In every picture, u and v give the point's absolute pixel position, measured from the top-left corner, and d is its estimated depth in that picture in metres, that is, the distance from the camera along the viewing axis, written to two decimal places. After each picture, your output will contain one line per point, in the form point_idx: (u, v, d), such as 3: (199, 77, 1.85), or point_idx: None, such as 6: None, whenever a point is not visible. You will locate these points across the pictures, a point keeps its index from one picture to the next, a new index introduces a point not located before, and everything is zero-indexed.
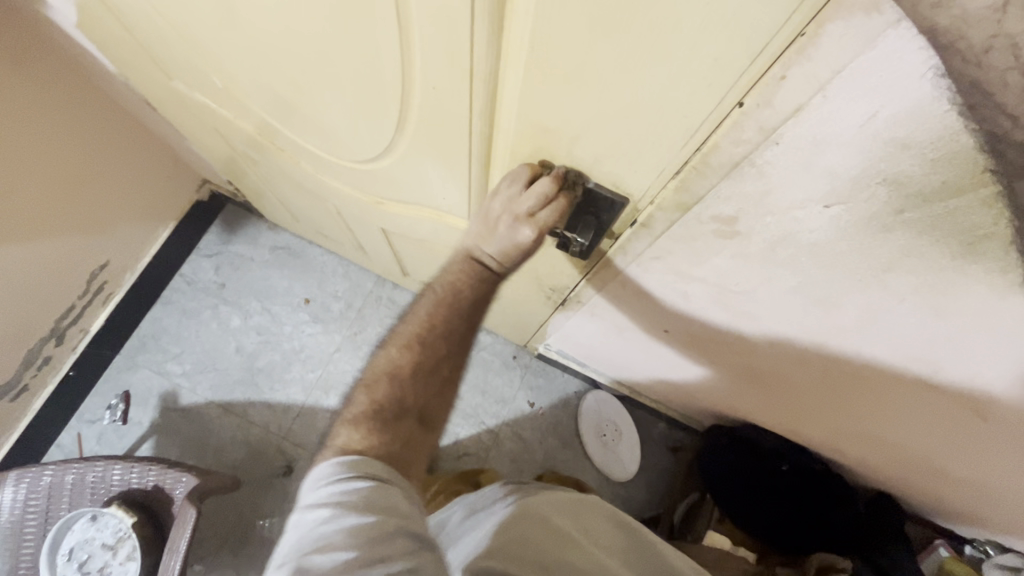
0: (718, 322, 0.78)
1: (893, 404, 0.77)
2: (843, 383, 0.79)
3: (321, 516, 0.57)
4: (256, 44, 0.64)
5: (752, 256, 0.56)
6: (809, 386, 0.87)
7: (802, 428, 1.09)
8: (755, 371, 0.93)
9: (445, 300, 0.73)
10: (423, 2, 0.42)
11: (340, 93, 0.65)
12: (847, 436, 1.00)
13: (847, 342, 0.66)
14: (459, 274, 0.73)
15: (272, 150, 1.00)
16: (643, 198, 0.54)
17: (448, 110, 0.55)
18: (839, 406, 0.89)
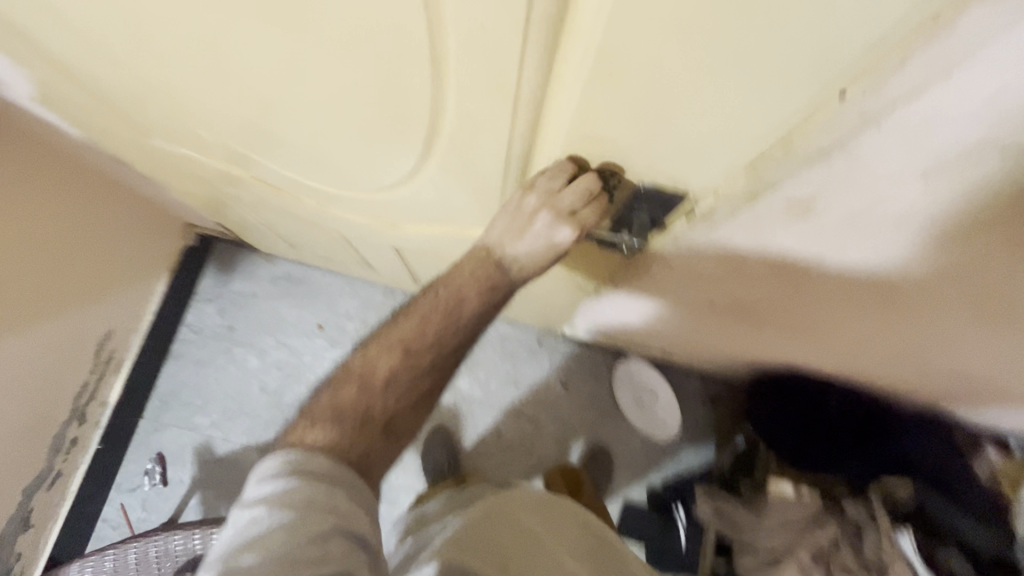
0: (771, 288, 0.76)
1: (940, 332, 0.75)
2: (900, 326, 0.77)
3: (255, 512, 0.54)
4: (251, 94, 0.59)
5: (823, 230, 0.53)
6: (861, 335, 0.86)
7: (849, 368, 1.09)
8: (803, 327, 0.91)
9: (450, 310, 0.69)
10: (465, 35, 0.38)
11: (352, 130, 0.60)
12: (898, 369, 1.00)
13: (902, 289, 0.64)
14: (470, 278, 0.69)
15: (269, 190, 0.95)
16: (705, 190, 0.51)
17: (483, 135, 0.51)
18: (892, 346, 0.87)
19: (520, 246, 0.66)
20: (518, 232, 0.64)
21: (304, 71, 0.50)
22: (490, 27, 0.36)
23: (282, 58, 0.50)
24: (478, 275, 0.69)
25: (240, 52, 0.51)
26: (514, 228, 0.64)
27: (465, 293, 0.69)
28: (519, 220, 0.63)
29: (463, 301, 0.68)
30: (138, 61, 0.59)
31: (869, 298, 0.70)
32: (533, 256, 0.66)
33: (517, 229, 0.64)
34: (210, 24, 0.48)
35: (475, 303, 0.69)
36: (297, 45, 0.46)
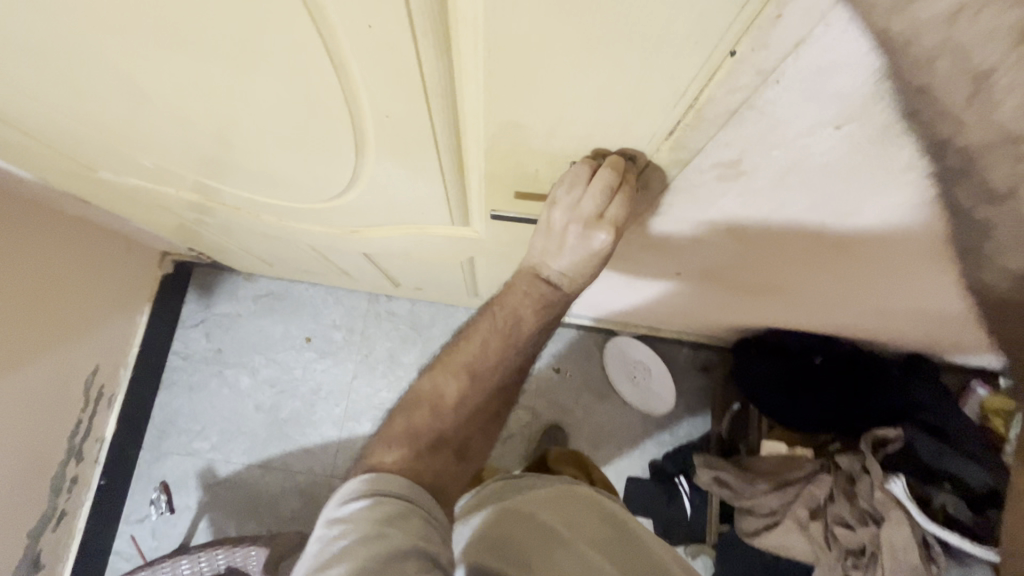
0: (732, 254, 0.76)
1: (898, 273, 0.74)
2: (866, 276, 0.77)
3: (342, 531, 0.52)
4: (178, 116, 0.58)
5: (757, 190, 0.54)
6: (830, 288, 0.86)
7: (827, 322, 1.09)
8: (776, 287, 0.91)
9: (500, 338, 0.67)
10: (358, 37, 0.38)
11: (286, 141, 0.59)
12: (874, 318, 1.00)
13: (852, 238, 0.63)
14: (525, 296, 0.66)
15: (227, 210, 0.94)
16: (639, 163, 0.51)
17: (410, 132, 0.51)
18: (863, 296, 0.87)
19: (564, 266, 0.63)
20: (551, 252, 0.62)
21: (220, 88, 0.50)
22: (377, 25, 0.36)
23: (193, 77, 0.49)
24: (527, 300, 0.66)
25: (154, 77, 0.50)
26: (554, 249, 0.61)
27: (511, 314, 0.66)
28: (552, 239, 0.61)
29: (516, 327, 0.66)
30: (59, 96, 0.58)
31: (828, 251, 0.69)
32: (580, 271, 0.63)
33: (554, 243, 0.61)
34: (116, 54, 0.47)
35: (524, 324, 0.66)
36: (205, 64, 0.46)
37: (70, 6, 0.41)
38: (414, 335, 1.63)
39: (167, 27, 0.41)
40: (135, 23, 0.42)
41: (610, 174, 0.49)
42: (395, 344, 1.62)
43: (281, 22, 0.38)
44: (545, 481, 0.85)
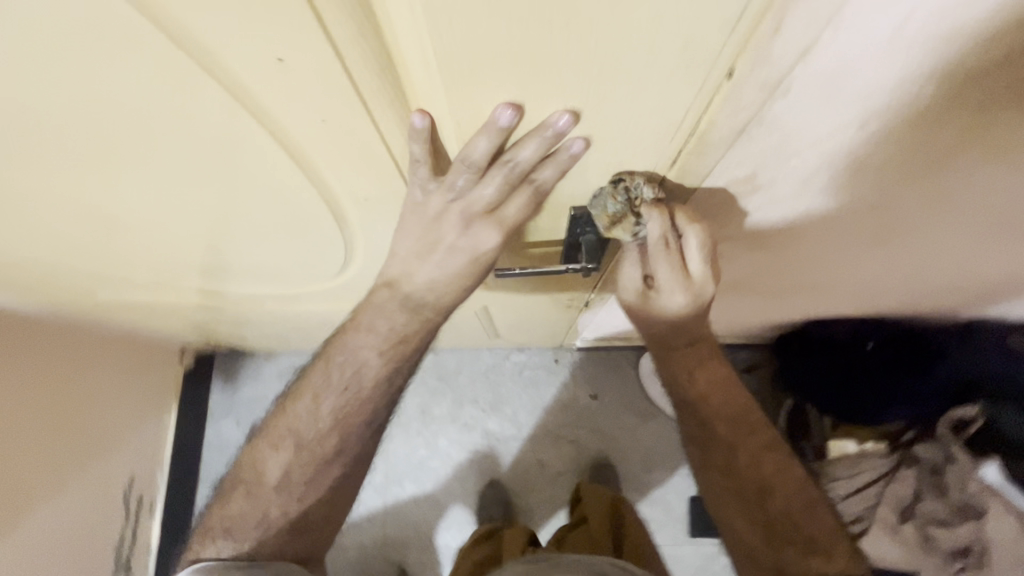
0: (761, 259, 0.70)
1: (950, 245, 0.67)
2: (910, 254, 0.70)
3: None
4: (160, 228, 0.56)
5: (777, 198, 0.49)
6: (872, 273, 0.79)
7: (875, 305, 1.00)
8: (812, 282, 0.84)
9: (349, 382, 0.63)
10: (315, 129, 0.36)
11: (272, 232, 0.57)
12: (927, 294, 0.91)
13: (893, 223, 0.57)
14: (394, 310, 0.57)
15: (230, 304, 0.92)
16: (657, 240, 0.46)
17: (393, 201, 0.48)
18: (909, 273, 0.79)
19: (425, 273, 0.52)
20: (417, 224, 0.48)
21: (191, 195, 0.47)
22: (329, 117, 0.35)
23: (162, 191, 0.46)
24: (383, 332, 0.58)
25: (122, 198, 0.48)
26: (418, 233, 0.48)
27: (372, 350, 0.61)
28: (432, 225, 0.47)
29: (365, 369, 0.62)
30: (36, 237, 0.57)
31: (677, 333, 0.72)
32: (437, 293, 0.54)
33: (438, 222, 0.47)
34: (77, 185, 0.45)
35: (380, 367, 0.62)
36: (171, 176, 0.43)
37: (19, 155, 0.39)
38: (443, 386, 1.60)
39: (119, 150, 0.39)
40: (88, 152, 0.39)
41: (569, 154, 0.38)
42: (425, 399, 1.60)
43: (234, 119, 0.35)
44: (572, 557, 0.81)
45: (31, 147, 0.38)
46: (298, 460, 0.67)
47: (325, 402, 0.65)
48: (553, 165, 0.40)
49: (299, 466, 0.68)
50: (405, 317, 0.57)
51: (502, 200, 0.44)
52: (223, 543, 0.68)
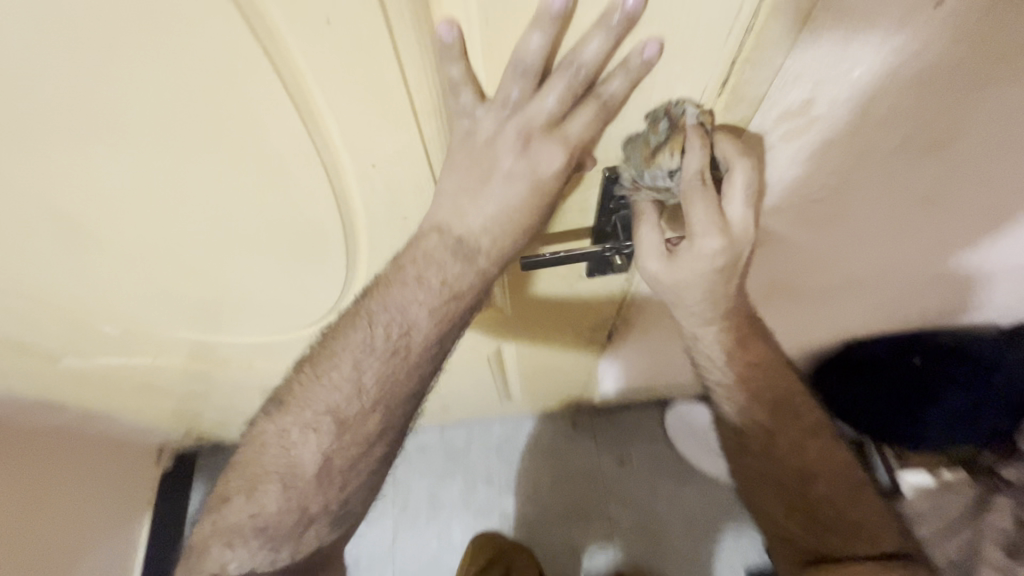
0: (808, 246, 0.64)
1: (1007, 206, 0.62)
2: (960, 224, 0.65)
3: None
4: (132, 234, 0.49)
5: (834, 142, 0.44)
6: (919, 257, 0.73)
7: (920, 309, 0.93)
8: (854, 279, 0.77)
9: (396, 352, 0.50)
10: (320, 39, 0.32)
11: (261, 232, 0.50)
12: (975, 284, 0.84)
13: (953, 172, 0.52)
14: (444, 255, 0.45)
15: (213, 367, 0.81)
16: (693, 178, 0.40)
17: (400, 163, 0.42)
18: (956, 254, 0.73)
19: (478, 212, 0.43)
20: (465, 158, 0.41)
21: (168, 167, 0.41)
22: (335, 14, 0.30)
23: (134, 160, 0.40)
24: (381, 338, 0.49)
25: (90, 173, 0.41)
26: (468, 167, 0.41)
27: (423, 308, 0.47)
28: (480, 161, 0.41)
29: (412, 334, 0.49)
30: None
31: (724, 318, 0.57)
32: (489, 237, 0.44)
33: (493, 145, 0.40)
34: (37, 146, 0.39)
35: (430, 333, 0.49)
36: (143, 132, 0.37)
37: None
38: (452, 465, 1.45)
39: (83, 80, 0.33)
40: (47, 85, 0.34)
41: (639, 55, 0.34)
42: (434, 481, 1.43)
43: (218, 21, 0.30)
44: None
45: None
46: (327, 452, 0.53)
47: (365, 379, 0.51)
48: (626, 69, 0.35)
49: (325, 459, 0.53)
50: (459, 259, 0.45)
51: (566, 116, 0.38)
52: (229, 553, 0.53)
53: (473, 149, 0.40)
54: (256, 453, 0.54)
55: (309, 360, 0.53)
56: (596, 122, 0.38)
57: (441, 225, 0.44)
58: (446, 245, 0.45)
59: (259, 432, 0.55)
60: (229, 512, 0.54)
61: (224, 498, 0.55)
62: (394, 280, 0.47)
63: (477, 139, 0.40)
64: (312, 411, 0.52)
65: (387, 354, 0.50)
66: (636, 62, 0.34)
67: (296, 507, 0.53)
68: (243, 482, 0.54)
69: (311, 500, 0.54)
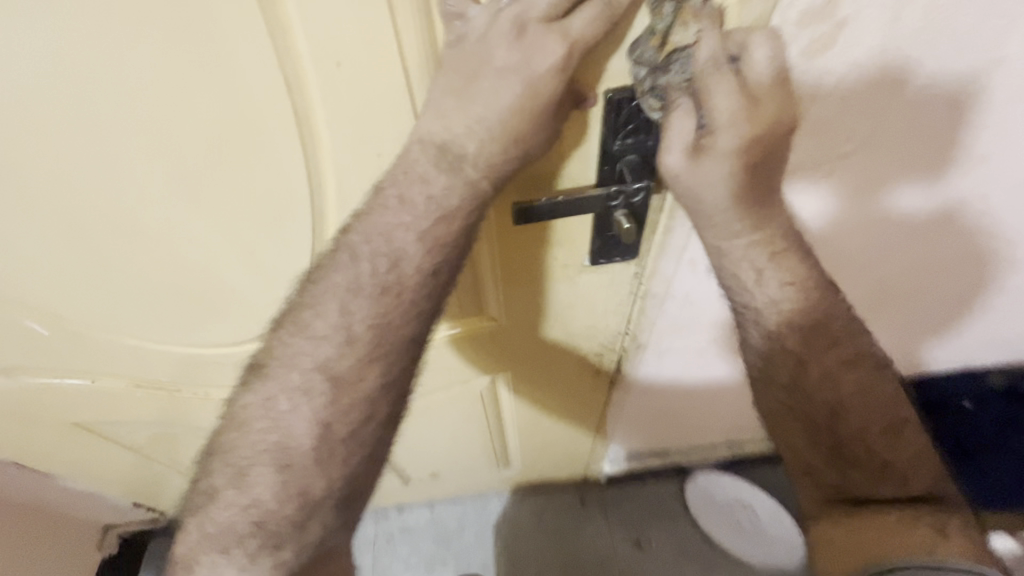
0: (849, 226, 0.57)
1: None
2: (1004, 208, 0.60)
3: None
4: (57, 179, 0.41)
5: (871, 58, 0.39)
6: (962, 258, 0.67)
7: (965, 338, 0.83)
8: (895, 286, 0.70)
9: (387, 293, 0.46)
10: None
11: (215, 184, 0.42)
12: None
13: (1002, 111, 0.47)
14: (427, 168, 0.40)
15: (161, 399, 0.70)
16: (715, 76, 0.36)
17: (376, 77, 0.36)
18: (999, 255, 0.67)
19: (468, 117, 0.37)
20: (460, 66, 0.36)
21: (102, 69, 0.34)
22: None
23: (60, 52, 0.33)
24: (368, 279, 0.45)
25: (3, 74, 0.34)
26: (464, 81, 0.36)
27: (410, 234, 0.43)
28: (476, 72, 0.35)
29: (402, 265, 0.44)
30: None
31: (780, 254, 0.47)
32: (478, 142, 0.38)
33: (488, 46, 0.34)
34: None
35: (424, 263, 0.44)
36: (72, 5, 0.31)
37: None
38: (443, 552, 1.24)
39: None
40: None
41: None
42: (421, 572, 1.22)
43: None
44: None
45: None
46: (323, 419, 0.49)
47: (355, 324, 0.47)
48: None
49: (323, 427, 0.50)
50: (444, 170, 0.40)
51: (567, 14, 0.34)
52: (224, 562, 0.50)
53: (461, 47, 0.35)
54: (237, 440, 0.51)
55: (287, 317, 0.49)
56: (601, 18, 0.33)
57: (421, 136, 0.38)
58: (429, 155, 0.39)
59: (242, 410, 0.51)
60: (219, 508, 0.51)
61: (211, 494, 0.51)
62: (375, 205, 0.42)
63: (473, 45, 0.35)
64: (300, 371, 0.49)
65: (371, 292, 0.46)
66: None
67: (297, 492, 0.50)
68: (231, 473, 0.51)
69: (312, 483, 0.50)
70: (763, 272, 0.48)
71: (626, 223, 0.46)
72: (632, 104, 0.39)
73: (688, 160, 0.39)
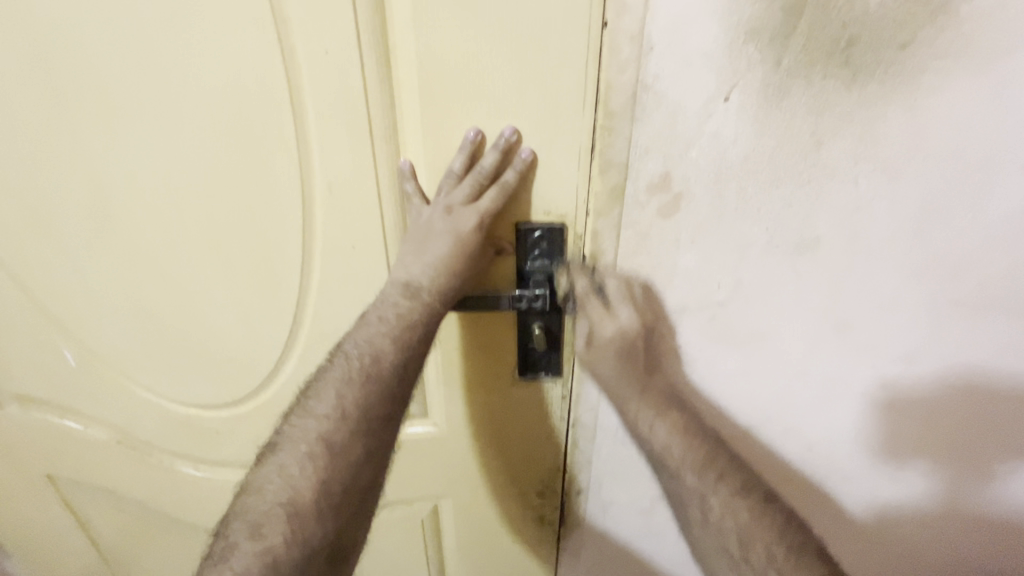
0: (775, 394, 0.62)
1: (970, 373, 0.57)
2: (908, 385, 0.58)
3: None
4: (133, 241, 0.58)
5: (711, 229, 0.52)
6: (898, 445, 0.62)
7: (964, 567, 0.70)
8: (821, 455, 0.65)
9: (370, 377, 0.54)
10: (315, 90, 0.47)
11: (235, 260, 0.57)
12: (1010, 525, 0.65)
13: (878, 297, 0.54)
14: (390, 292, 0.54)
15: (130, 463, 0.76)
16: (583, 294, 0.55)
17: (356, 211, 0.53)
18: (932, 448, 0.62)
19: (420, 261, 0.52)
20: (415, 231, 0.52)
21: (190, 172, 0.53)
22: (332, 53, 0.46)
23: (166, 161, 0.53)
24: (354, 354, 0.54)
25: (132, 168, 0.54)
26: (420, 238, 0.52)
27: (386, 337, 0.53)
28: (422, 233, 0.52)
29: (382, 359, 0.53)
30: (32, 255, 0.61)
31: (663, 411, 0.58)
32: (431, 277, 0.52)
33: (431, 223, 0.51)
34: (107, 139, 0.52)
35: (396, 359, 0.53)
36: (183, 137, 0.51)
37: (87, 81, 0.49)
38: None
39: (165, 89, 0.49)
40: (138, 89, 0.49)
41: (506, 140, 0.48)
42: None
43: (263, 61, 0.46)
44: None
45: (101, 73, 0.49)
46: (323, 479, 0.54)
47: (347, 405, 0.54)
48: (498, 150, 0.48)
49: (321, 485, 0.54)
50: (408, 298, 0.52)
51: (478, 197, 0.50)
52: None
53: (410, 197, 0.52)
54: (253, 503, 0.55)
55: (302, 401, 0.57)
56: (500, 198, 0.50)
57: (392, 278, 0.54)
58: (398, 289, 0.53)
59: (263, 475, 0.56)
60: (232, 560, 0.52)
61: (228, 551, 0.53)
62: (359, 327, 0.55)
63: (423, 218, 0.52)
64: (306, 441, 0.55)
65: (358, 380, 0.54)
66: (502, 143, 0.48)
67: (298, 540, 0.53)
68: (247, 525, 0.54)
69: (312, 532, 0.54)
70: (652, 422, 0.58)
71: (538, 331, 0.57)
72: (534, 235, 0.53)
73: (587, 349, 0.57)
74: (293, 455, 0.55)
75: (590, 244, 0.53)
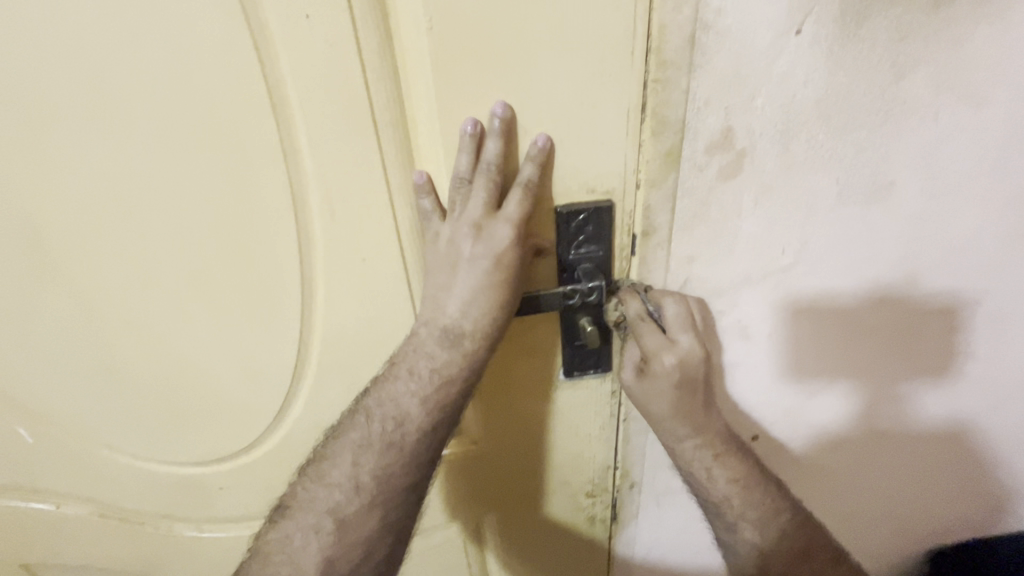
0: (841, 358, 0.56)
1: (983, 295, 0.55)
2: (975, 324, 0.57)
3: None
4: (81, 282, 0.47)
5: (775, 186, 0.45)
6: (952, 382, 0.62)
7: (991, 482, 0.72)
8: (850, 405, 0.61)
9: (394, 447, 0.47)
10: (298, 69, 0.38)
11: (218, 290, 0.47)
12: (1004, 442, 0.69)
13: (944, 239, 0.50)
14: (434, 345, 0.45)
15: (117, 536, 0.65)
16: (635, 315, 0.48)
17: (361, 215, 0.44)
18: (945, 375, 0.60)
19: (455, 298, 0.44)
20: (440, 259, 0.44)
21: (147, 189, 0.42)
22: (317, 18, 0.36)
23: (111, 180, 0.42)
24: (376, 415, 0.47)
25: (69, 191, 0.43)
26: (450, 269, 0.44)
27: (415, 397, 0.46)
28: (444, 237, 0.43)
29: (407, 425, 0.46)
30: None
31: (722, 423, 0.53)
32: (472, 319, 0.44)
33: (457, 242, 0.43)
34: (26, 159, 0.41)
35: (424, 423, 0.46)
36: (131, 144, 0.40)
37: None
38: None
39: (101, 87, 0.38)
40: (60, 88, 0.38)
41: (504, 121, 0.40)
42: None
43: (226, 36, 0.36)
44: None
45: (6, 73, 0.38)
46: (328, 556, 0.48)
47: (365, 475, 0.47)
48: (495, 136, 0.40)
49: (326, 564, 0.47)
50: (448, 346, 0.45)
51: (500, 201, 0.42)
52: None
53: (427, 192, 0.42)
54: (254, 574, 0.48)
55: (310, 465, 0.49)
56: (527, 196, 0.42)
57: (432, 320, 0.45)
58: (435, 335, 0.45)
59: (264, 545, 0.49)
60: None
61: None
62: (390, 374, 0.47)
63: (445, 243, 0.43)
64: (315, 513, 0.48)
65: (380, 448, 0.47)
66: (498, 128, 0.40)
67: None
68: None
69: None
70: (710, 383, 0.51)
71: (590, 325, 0.50)
72: (579, 218, 0.45)
73: (637, 378, 0.51)
74: (301, 523, 0.48)
75: (642, 220, 0.46)
